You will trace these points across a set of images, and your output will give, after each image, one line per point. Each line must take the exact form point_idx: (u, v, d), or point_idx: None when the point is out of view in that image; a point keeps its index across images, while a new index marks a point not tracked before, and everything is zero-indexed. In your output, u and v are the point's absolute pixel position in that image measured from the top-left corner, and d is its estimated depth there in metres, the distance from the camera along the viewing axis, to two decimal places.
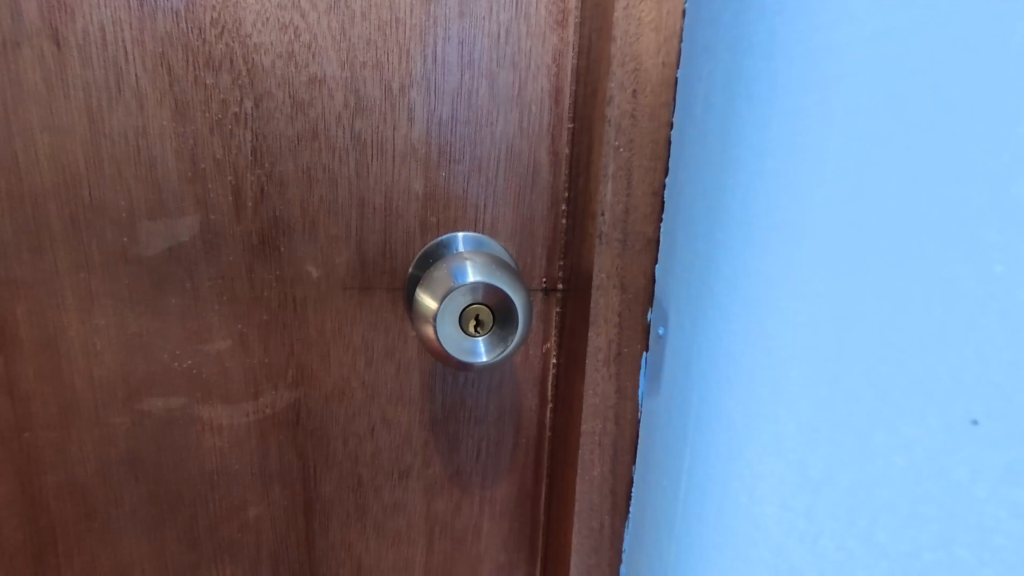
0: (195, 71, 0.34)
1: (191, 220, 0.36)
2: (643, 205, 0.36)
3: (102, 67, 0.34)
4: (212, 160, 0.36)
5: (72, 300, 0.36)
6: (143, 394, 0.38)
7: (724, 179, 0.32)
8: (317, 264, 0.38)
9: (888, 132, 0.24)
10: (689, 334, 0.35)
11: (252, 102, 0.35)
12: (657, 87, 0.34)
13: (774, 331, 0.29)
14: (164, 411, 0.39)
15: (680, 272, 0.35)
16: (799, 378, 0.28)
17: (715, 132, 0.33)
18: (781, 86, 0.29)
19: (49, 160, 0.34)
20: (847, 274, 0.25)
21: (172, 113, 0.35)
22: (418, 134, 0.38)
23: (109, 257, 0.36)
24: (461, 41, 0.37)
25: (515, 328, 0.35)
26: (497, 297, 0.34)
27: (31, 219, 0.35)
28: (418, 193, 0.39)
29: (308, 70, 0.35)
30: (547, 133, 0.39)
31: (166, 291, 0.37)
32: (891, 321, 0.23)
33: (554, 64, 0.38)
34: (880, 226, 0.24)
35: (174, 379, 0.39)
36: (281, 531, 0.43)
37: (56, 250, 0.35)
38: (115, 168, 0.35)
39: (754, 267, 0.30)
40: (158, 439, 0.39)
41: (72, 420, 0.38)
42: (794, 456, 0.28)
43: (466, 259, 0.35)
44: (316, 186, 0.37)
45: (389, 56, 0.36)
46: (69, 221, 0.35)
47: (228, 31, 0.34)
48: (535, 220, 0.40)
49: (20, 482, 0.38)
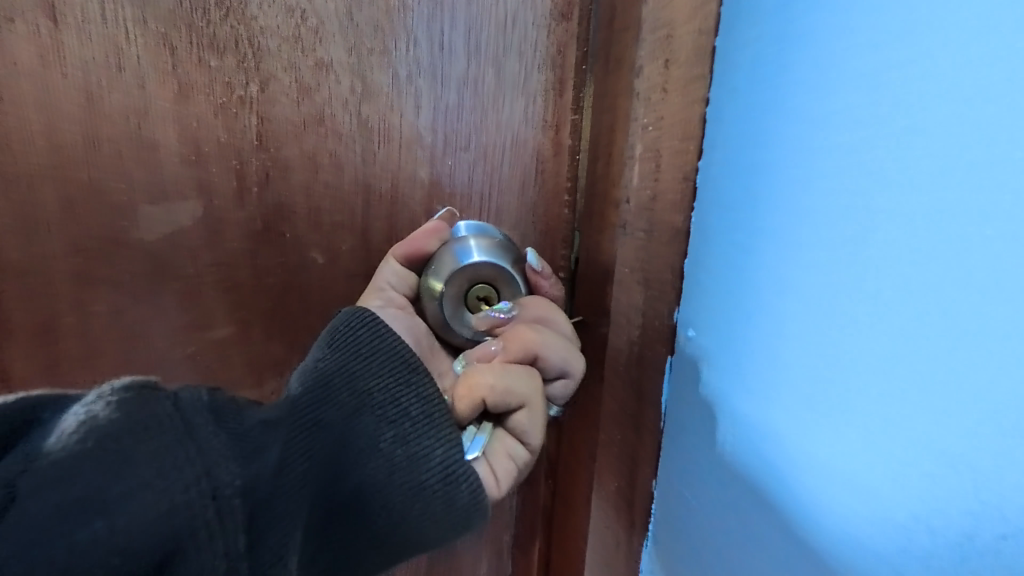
0: (199, 53, 0.38)
1: (193, 204, 0.40)
2: (670, 192, 0.33)
3: (101, 45, 0.37)
4: (215, 143, 0.39)
5: (68, 284, 0.39)
6: (359, 321, 0.35)
7: (769, 158, 0.28)
8: (322, 251, 0.42)
9: (991, 90, 0.19)
10: (725, 342, 0.31)
11: (258, 86, 0.39)
12: (690, 56, 0.31)
13: (824, 331, 0.25)
14: (383, 363, 0.34)
15: (714, 269, 0.32)
16: (854, 391, 0.24)
17: (765, 108, 0.28)
18: (842, 46, 0.24)
19: (45, 143, 0.37)
20: (936, 263, 0.20)
21: (175, 95, 0.38)
22: (424, 122, 0.41)
23: (110, 240, 0.39)
24: (467, 29, 0.40)
25: (502, 264, 0.38)
26: (496, 273, 0.39)
27: (27, 199, 0.38)
28: (423, 180, 0.42)
29: (314, 54, 0.39)
30: (551, 123, 0.42)
31: (167, 277, 0.40)
32: (986, 322, 0.19)
33: (558, 54, 0.41)
34: (976, 204, 0.19)
35: (358, 355, 0.34)
36: (528, 382, 0.36)
37: (51, 231, 0.38)
38: (115, 149, 0.38)
39: (807, 262, 0.26)
40: (377, 360, 0.34)
41: (377, 354, 0.34)
42: (841, 492, 0.24)
43: (465, 241, 0.39)
44: (321, 172, 0.40)
45: (396, 42, 0.39)
46: (65, 202, 0.38)
47: (232, 12, 0.38)
48: (538, 209, 0.44)
49: (300, 514, 0.29)
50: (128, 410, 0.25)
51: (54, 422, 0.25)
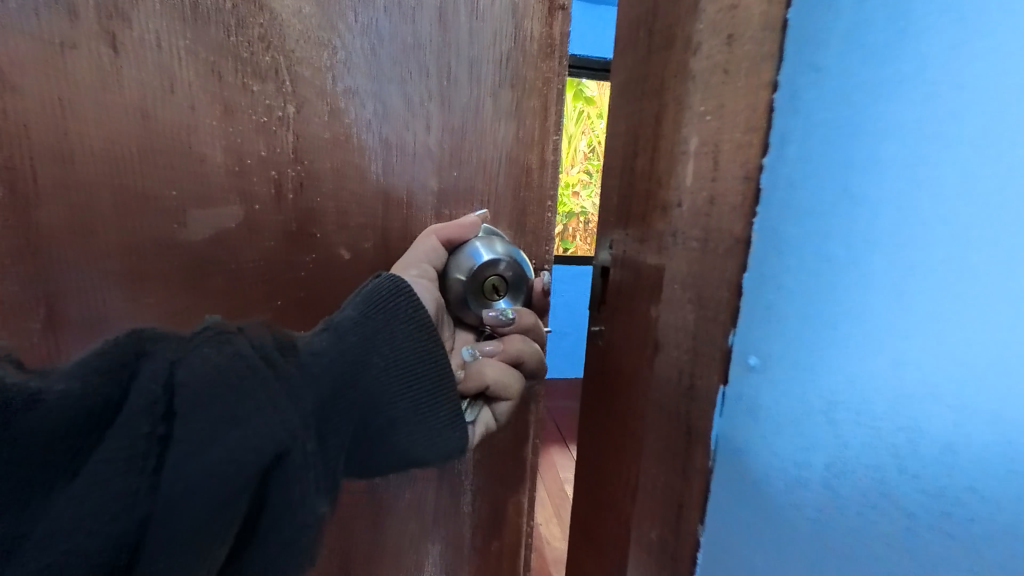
0: (243, 79, 0.44)
1: (236, 208, 0.46)
2: (731, 188, 0.32)
3: (155, 70, 0.43)
4: (256, 156, 0.46)
5: (120, 280, 0.45)
6: (396, 290, 0.41)
7: (825, 187, 0.29)
8: (347, 248, 0.49)
9: None
10: (804, 369, 0.30)
11: (294, 108, 0.45)
12: (756, 35, 0.31)
13: (916, 358, 0.26)
14: (414, 326, 0.41)
15: (789, 294, 0.30)
16: (951, 414, 0.25)
17: (850, 116, 0.27)
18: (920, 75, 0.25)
19: (103, 154, 0.43)
20: None
21: (220, 114, 0.44)
22: (434, 140, 0.48)
23: (159, 241, 0.45)
24: (470, 63, 0.48)
25: (516, 262, 0.45)
26: (508, 268, 0.45)
27: (83, 202, 0.43)
28: (434, 189, 0.49)
29: (343, 82, 0.46)
30: (538, 143, 0.50)
31: (210, 273, 0.46)
32: None
33: (544, 86, 0.49)
34: None
35: (396, 319, 0.41)
36: (512, 377, 0.48)
37: (105, 232, 0.44)
38: (166, 160, 0.44)
39: (884, 291, 0.27)
40: (408, 324, 0.41)
41: (410, 321, 0.41)
42: (950, 506, 0.25)
43: (482, 239, 0.46)
44: (347, 181, 0.48)
45: (411, 73, 0.47)
46: (120, 207, 0.44)
47: (273, 45, 0.44)
48: (527, 214, 0.51)
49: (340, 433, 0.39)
50: (213, 354, 0.33)
51: (168, 356, 0.32)
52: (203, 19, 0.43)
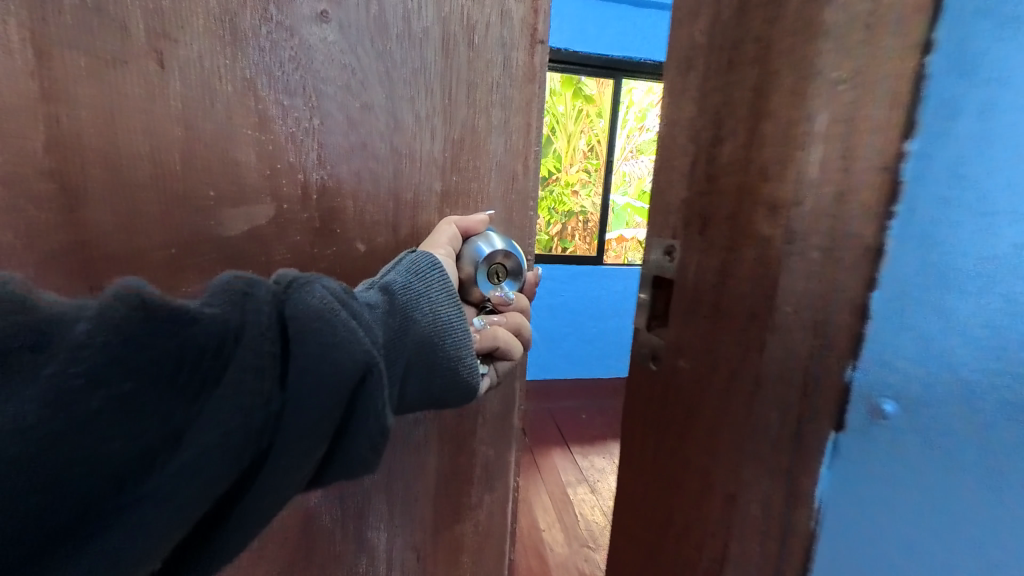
0: (275, 95, 0.50)
1: (267, 207, 0.52)
2: None
3: (198, 86, 0.48)
4: (286, 162, 0.52)
5: (162, 270, 0.50)
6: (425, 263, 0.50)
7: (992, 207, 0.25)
8: (363, 241, 0.56)
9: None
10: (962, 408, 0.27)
11: (319, 121, 0.52)
12: None
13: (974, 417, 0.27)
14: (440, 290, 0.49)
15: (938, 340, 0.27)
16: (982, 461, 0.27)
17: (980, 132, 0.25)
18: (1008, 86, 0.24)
19: (149, 159, 0.48)
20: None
21: (255, 125, 0.50)
22: (437, 150, 0.56)
23: (197, 236, 0.50)
24: (468, 86, 0.56)
25: (516, 253, 0.55)
26: (509, 259, 0.55)
27: (129, 202, 0.48)
28: (437, 190, 0.57)
29: (362, 99, 0.53)
30: (523, 153, 0.59)
31: (244, 263, 0.52)
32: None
33: (528, 105, 0.59)
34: None
35: (427, 284, 0.49)
36: (515, 345, 0.58)
37: (148, 227, 0.49)
38: (204, 164, 0.49)
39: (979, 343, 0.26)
40: (437, 288, 0.49)
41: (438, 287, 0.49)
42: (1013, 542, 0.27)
43: (488, 233, 0.55)
44: (363, 183, 0.55)
45: (419, 93, 0.55)
46: (164, 206, 0.49)
47: (301, 66, 0.51)
48: (514, 213, 0.60)
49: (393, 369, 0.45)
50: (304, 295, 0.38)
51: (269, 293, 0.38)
52: (240, 42, 0.49)
